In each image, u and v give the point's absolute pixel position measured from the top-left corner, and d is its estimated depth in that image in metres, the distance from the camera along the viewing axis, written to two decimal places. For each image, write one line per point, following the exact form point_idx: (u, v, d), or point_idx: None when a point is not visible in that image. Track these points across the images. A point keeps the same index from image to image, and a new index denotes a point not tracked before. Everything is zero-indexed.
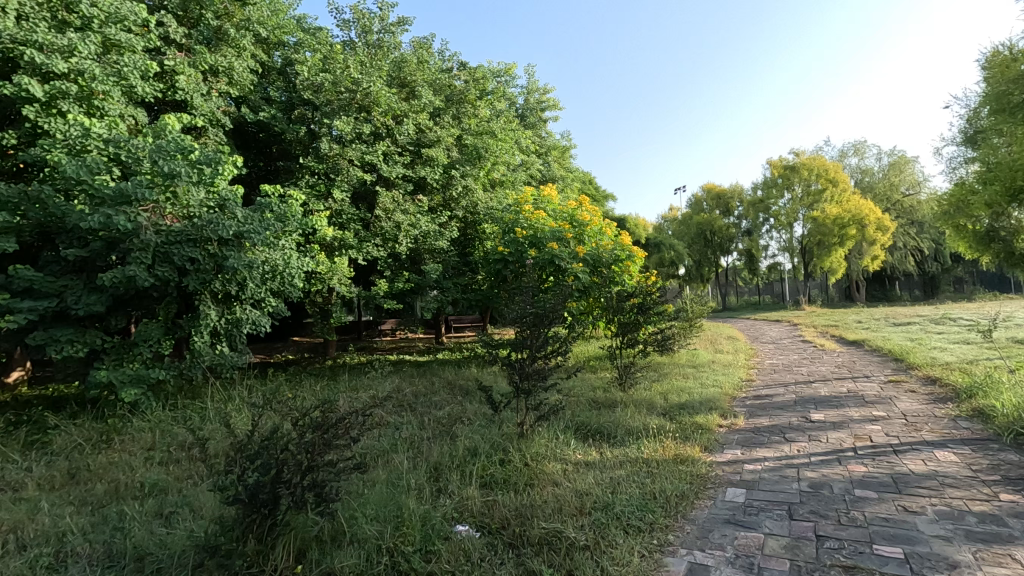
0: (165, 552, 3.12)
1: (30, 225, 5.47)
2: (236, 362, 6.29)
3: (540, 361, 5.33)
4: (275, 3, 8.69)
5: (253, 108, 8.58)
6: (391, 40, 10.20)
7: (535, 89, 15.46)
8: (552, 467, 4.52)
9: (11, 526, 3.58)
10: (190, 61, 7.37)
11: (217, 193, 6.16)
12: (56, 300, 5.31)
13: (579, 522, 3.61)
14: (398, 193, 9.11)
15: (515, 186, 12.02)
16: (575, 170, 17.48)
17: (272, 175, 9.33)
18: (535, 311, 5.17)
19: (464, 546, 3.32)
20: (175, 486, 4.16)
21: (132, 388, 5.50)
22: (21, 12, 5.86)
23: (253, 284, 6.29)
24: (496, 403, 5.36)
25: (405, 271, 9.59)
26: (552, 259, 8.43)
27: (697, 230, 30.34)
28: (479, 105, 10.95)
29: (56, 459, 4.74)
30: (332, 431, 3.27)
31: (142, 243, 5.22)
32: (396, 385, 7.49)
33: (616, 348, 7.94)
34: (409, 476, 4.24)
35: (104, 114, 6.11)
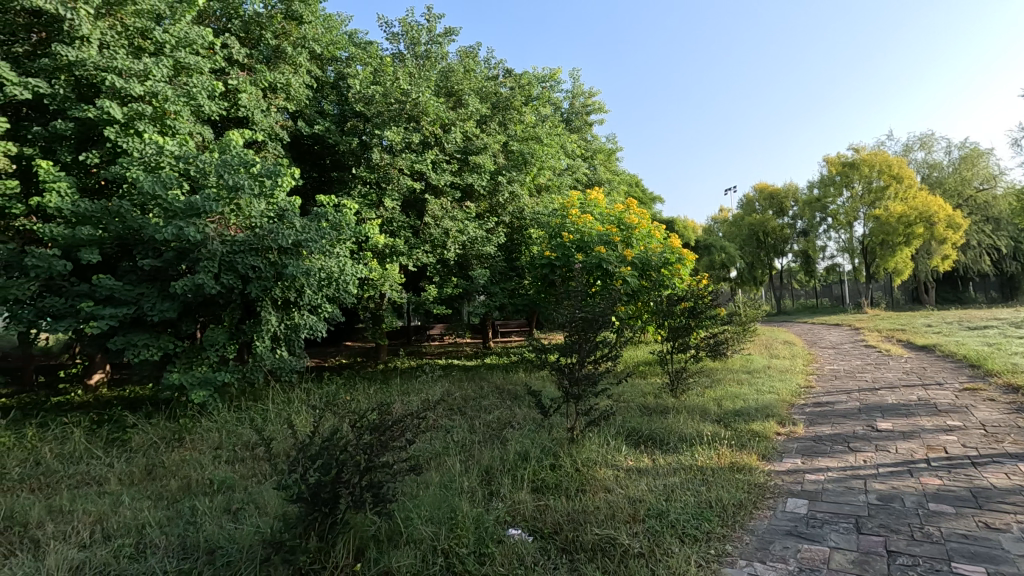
0: (234, 546, 3.28)
1: (111, 238, 5.88)
2: (295, 366, 6.55)
3: (590, 367, 5.29)
4: (328, 21, 9.03)
5: (309, 122, 8.93)
6: (439, 50, 10.41)
7: (581, 93, 15.35)
8: (604, 473, 4.48)
9: (97, 518, 3.85)
10: (251, 80, 7.77)
11: (276, 205, 6.44)
12: (133, 307, 5.69)
13: (633, 529, 3.57)
14: (447, 200, 9.27)
15: (561, 190, 12.00)
16: (621, 173, 17.30)
17: (325, 185, 9.69)
18: (584, 316, 5.15)
19: (518, 550, 3.34)
20: (241, 484, 4.37)
21: (200, 390, 5.81)
22: (104, 41, 6.36)
23: (310, 290, 6.53)
24: (546, 408, 5.37)
25: (453, 277, 9.74)
26: (600, 263, 8.39)
27: (749, 231, 29.42)
28: (525, 110, 11.03)
29: (134, 456, 5.06)
30: (388, 433, 3.38)
31: (209, 252, 5.52)
32: (446, 389, 7.60)
33: (667, 353, 7.79)
34: (462, 478, 4.31)
35: (175, 132, 6.52)
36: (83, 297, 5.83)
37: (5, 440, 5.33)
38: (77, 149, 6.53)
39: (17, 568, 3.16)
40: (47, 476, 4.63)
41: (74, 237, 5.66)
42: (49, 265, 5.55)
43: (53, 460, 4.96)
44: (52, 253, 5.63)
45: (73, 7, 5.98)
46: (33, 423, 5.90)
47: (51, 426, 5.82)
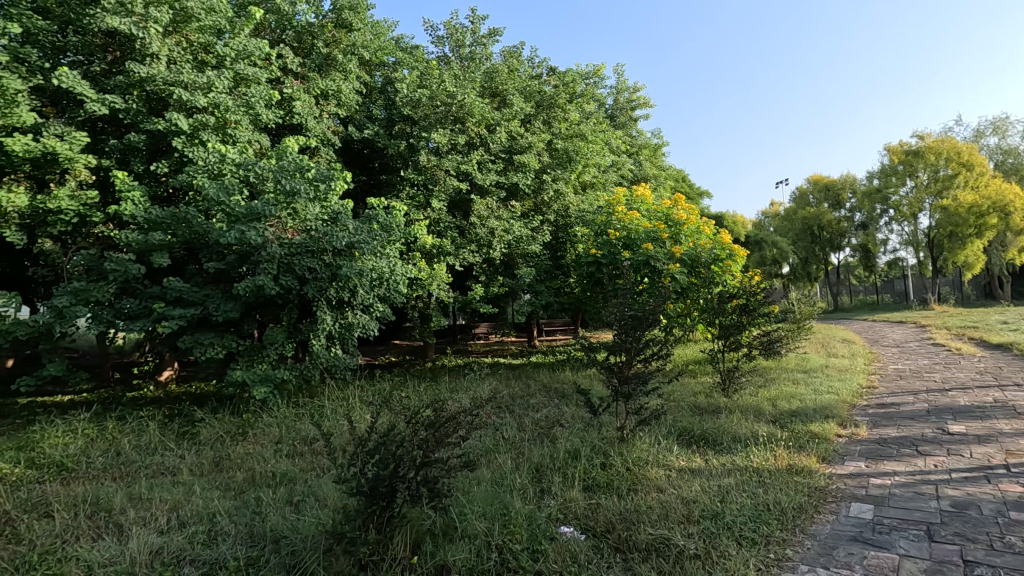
0: (297, 536, 3.42)
1: (179, 242, 6.24)
2: (349, 364, 6.75)
3: (639, 365, 5.21)
4: (376, 27, 9.26)
5: (358, 127, 9.18)
6: (483, 51, 10.48)
7: (626, 88, 15.07)
8: (655, 472, 4.43)
9: (172, 505, 4.10)
10: (305, 88, 8.07)
11: (330, 208, 6.64)
12: (199, 308, 6.00)
13: (688, 531, 3.51)
14: (493, 200, 9.34)
15: (606, 187, 11.87)
16: (667, 169, 16.97)
17: (376, 187, 9.79)
18: (634, 313, 5.08)
19: (571, 547, 3.34)
20: (301, 477, 4.55)
21: (262, 387, 6.08)
22: (171, 57, 6.76)
23: (363, 290, 6.71)
24: (595, 407, 5.34)
25: (499, 276, 9.81)
26: (647, 260, 8.29)
27: (803, 225, 28.31)
28: (569, 108, 10.98)
29: (202, 449, 5.35)
30: (443, 429, 3.45)
31: (269, 255, 5.76)
32: (493, 387, 7.66)
33: (718, 351, 7.60)
34: (513, 475, 4.35)
35: (235, 141, 6.85)
36: (155, 298, 6.21)
37: (89, 432, 5.74)
38: (148, 159, 6.95)
39: (105, 550, 3.41)
40: (127, 466, 4.96)
41: (146, 243, 6.04)
42: (125, 269, 5.96)
43: (131, 451, 5.31)
44: (127, 257, 6.05)
45: (144, 26, 6.38)
46: (112, 416, 6.33)
47: (129, 419, 6.23)
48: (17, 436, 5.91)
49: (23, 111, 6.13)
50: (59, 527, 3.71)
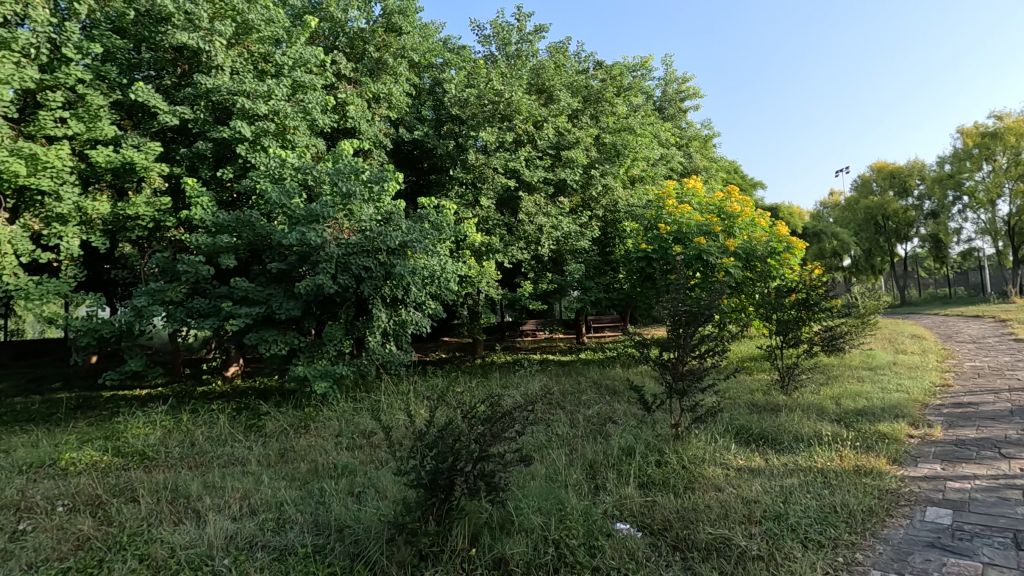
0: (360, 526, 3.55)
1: (244, 244, 6.57)
2: (404, 360, 6.91)
3: (694, 361, 5.08)
4: (424, 29, 9.42)
5: (408, 128, 9.38)
6: (529, 48, 10.47)
7: (675, 79, 14.69)
8: (713, 471, 4.34)
9: (243, 493, 4.32)
10: (357, 92, 8.34)
11: (384, 208, 6.82)
12: (264, 306, 6.29)
13: (750, 531, 3.42)
14: (541, 197, 9.34)
15: (656, 181, 11.67)
16: (718, 160, 16.49)
17: (425, 187, 9.95)
18: (689, 309, 4.97)
19: (628, 544, 3.31)
20: (361, 469, 4.71)
21: (322, 382, 6.32)
22: (235, 68, 7.13)
23: (416, 288, 6.85)
24: (649, 403, 5.26)
25: (548, 273, 9.83)
26: (700, 255, 8.09)
27: (865, 215, 26.89)
28: (617, 101, 10.84)
29: (268, 441, 5.61)
30: (499, 424, 3.48)
31: (327, 255, 5.97)
32: (543, 383, 7.67)
33: (776, 348, 7.34)
34: (567, 471, 4.35)
35: (294, 146, 7.14)
36: (223, 298, 6.56)
37: (166, 423, 6.13)
38: (215, 166, 7.34)
39: (185, 534, 3.63)
40: (201, 456, 5.26)
41: (214, 245, 6.39)
42: (196, 270, 6.31)
43: (204, 442, 5.63)
44: (197, 259, 6.41)
45: (210, 40, 6.77)
46: (186, 409, 6.74)
47: (201, 412, 6.61)
48: (104, 426, 6.38)
49: (105, 125, 6.61)
50: (144, 511, 3.99)
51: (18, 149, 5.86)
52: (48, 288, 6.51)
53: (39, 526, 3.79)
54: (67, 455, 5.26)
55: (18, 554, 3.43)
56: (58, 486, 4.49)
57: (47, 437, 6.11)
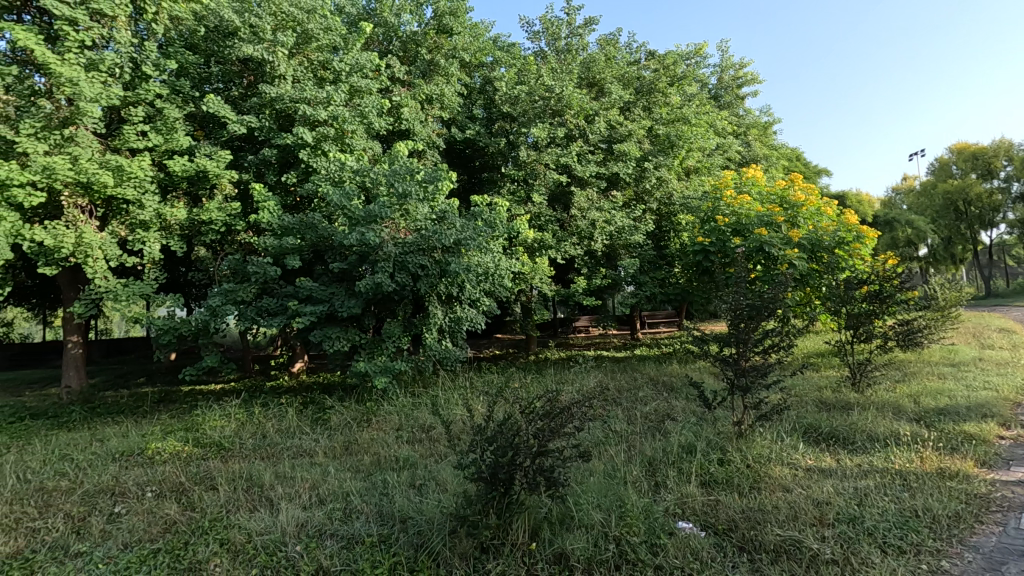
0: (423, 517, 3.63)
1: (307, 245, 6.85)
2: (460, 357, 7.02)
3: (758, 357, 4.89)
4: (475, 29, 9.51)
5: (460, 128, 9.51)
6: (579, 42, 10.37)
7: (731, 65, 14.14)
8: (780, 470, 4.17)
9: (312, 483, 4.52)
10: (411, 94, 8.54)
11: (438, 207, 6.94)
12: (326, 305, 6.54)
13: (822, 533, 3.27)
14: (593, 191, 9.23)
15: (713, 172, 11.32)
16: (780, 148, 15.79)
17: (477, 185, 10.07)
18: (751, 302, 4.77)
19: (691, 543, 3.24)
20: (422, 462, 4.83)
21: (382, 377, 6.52)
22: (296, 77, 7.44)
23: (470, 285, 6.93)
24: (710, 400, 5.11)
25: (602, 268, 9.75)
26: (761, 247, 7.80)
27: (944, 201, 25.05)
28: (670, 91, 10.57)
29: (334, 434, 5.83)
30: (558, 419, 3.47)
31: (385, 254, 6.14)
32: (599, 380, 7.60)
33: (846, 343, 6.99)
34: (626, 468, 4.29)
35: (352, 149, 7.39)
36: (289, 297, 6.88)
37: (240, 416, 6.50)
38: (279, 171, 7.70)
39: (260, 520, 3.83)
40: (272, 447, 5.53)
41: (281, 246, 6.71)
42: (264, 271, 6.64)
43: (274, 434, 5.92)
44: (266, 261, 6.74)
45: (273, 51, 7.10)
46: (258, 403, 7.12)
47: (271, 406, 6.96)
48: (184, 418, 6.83)
49: (180, 136, 7.05)
50: (223, 498, 4.24)
51: (107, 162, 6.34)
52: (134, 290, 7.03)
53: (133, 509, 4.11)
54: (153, 444, 5.67)
55: (115, 534, 3.73)
56: (147, 473, 4.85)
57: (136, 428, 6.60)
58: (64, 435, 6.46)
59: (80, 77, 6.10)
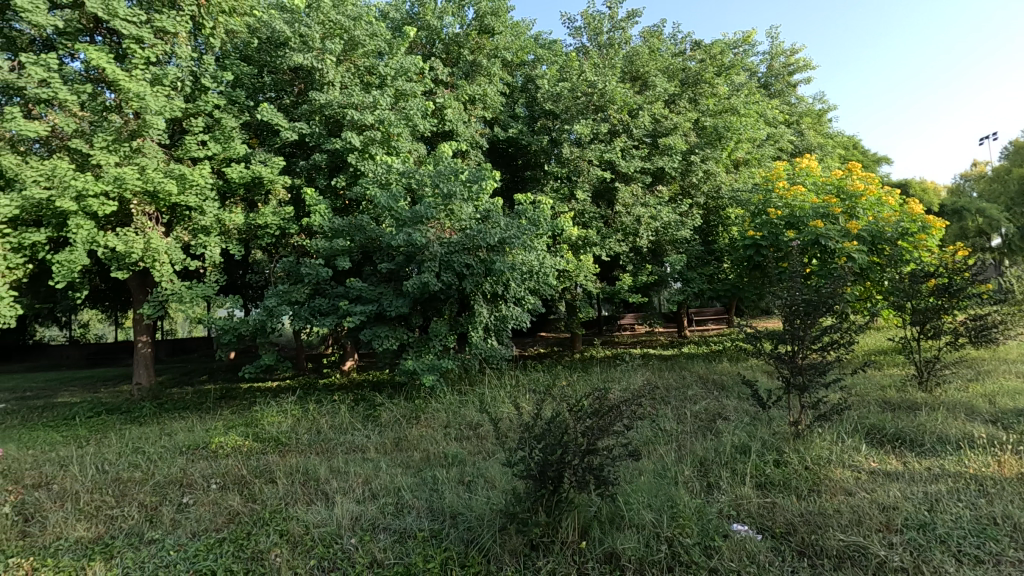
0: (472, 514, 3.67)
1: (357, 247, 7.06)
2: (505, 355, 7.06)
3: (816, 354, 4.67)
4: (516, 28, 9.54)
5: (503, 127, 9.58)
6: (621, 36, 10.23)
7: (782, 51, 13.59)
8: (841, 473, 3.99)
9: (365, 478, 4.64)
10: (454, 95, 8.65)
11: (482, 207, 6.99)
12: (375, 304, 6.72)
13: (889, 539, 3.11)
14: (638, 186, 9.09)
15: (763, 163, 10.95)
16: (835, 137, 15.09)
17: (520, 184, 10.09)
18: (808, 297, 4.55)
19: (748, 546, 3.14)
20: (470, 459, 4.88)
21: (429, 375, 6.64)
22: (344, 83, 7.66)
23: (515, 284, 6.94)
24: (764, 399, 4.94)
25: (647, 264, 9.61)
26: (817, 240, 7.49)
27: (1020, 187, 23.29)
28: (718, 82, 10.27)
29: (384, 430, 5.97)
30: (607, 417, 3.42)
31: (431, 254, 6.23)
32: (647, 378, 7.47)
33: (912, 340, 6.63)
34: (677, 468, 4.21)
35: (399, 152, 7.55)
36: (340, 297, 7.09)
37: (295, 412, 6.75)
38: (329, 176, 7.96)
39: (317, 513, 3.96)
40: (326, 442, 5.72)
41: (332, 248, 6.93)
42: (317, 272, 6.89)
43: (328, 430, 6.11)
44: (318, 262, 6.98)
45: (322, 58, 7.33)
46: (312, 400, 7.37)
47: (325, 403, 7.21)
48: (244, 414, 7.15)
49: (237, 144, 7.38)
50: (282, 491, 4.41)
51: (171, 171, 6.71)
52: (197, 292, 7.41)
53: (199, 500, 4.33)
54: (217, 439, 5.96)
55: (184, 523, 3.94)
56: (212, 466, 5.10)
57: (201, 423, 6.96)
58: (136, 429, 6.87)
59: (145, 91, 6.46)
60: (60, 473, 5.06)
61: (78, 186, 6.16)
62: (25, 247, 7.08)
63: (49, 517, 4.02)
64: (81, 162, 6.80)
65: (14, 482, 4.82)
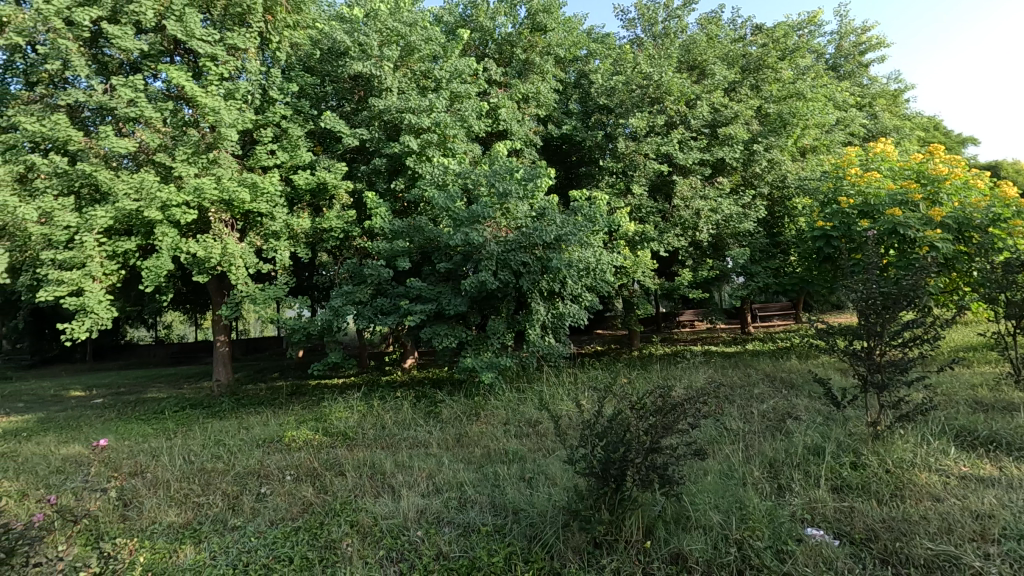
0: (534, 510, 3.70)
1: (416, 247, 7.25)
2: (562, 352, 7.05)
3: (896, 351, 4.37)
4: (568, 24, 9.50)
5: (556, 124, 9.57)
6: (677, 24, 9.98)
7: (852, 29, 12.82)
8: (928, 477, 3.74)
9: (429, 472, 4.76)
10: (508, 95, 8.71)
11: (538, 204, 6.99)
12: (435, 303, 6.89)
13: (985, 550, 2.88)
14: (696, 179, 8.84)
15: (833, 149, 10.39)
16: (914, 118, 14.10)
17: (575, 180, 10.06)
18: (886, 291, 4.26)
19: (824, 552, 3.00)
20: (530, 455, 4.91)
21: (488, 372, 6.73)
22: (401, 88, 7.87)
23: (572, 281, 6.91)
24: (838, 398, 4.69)
25: (708, 259, 9.36)
26: (894, 229, 7.03)
27: None
28: (782, 66, 9.83)
29: (446, 426, 6.10)
30: (671, 415, 3.34)
31: (488, 253, 6.29)
32: (709, 376, 7.26)
33: (1007, 335, 6.11)
34: (745, 468, 4.07)
35: (455, 153, 7.69)
36: (401, 297, 7.31)
37: (361, 408, 7.01)
38: (389, 179, 8.20)
39: (384, 505, 4.10)
40: (390, 437, 5.91)
41: (393, 249, 7.14)
42: (379, 272, 7.13)
43: (392, 425, 6.31)
44: (380, 263, 7.22)
45: (381, 65, 7.57)
46: (376, 396, 7.64)
47: (388, 399, 7.45)
48: (314, 409, 7.50)
49: (303, 152, 7.77)
50: (351, 483, 4.60)
51: (244, 180, 7.12)
52: (269, 294, 7.84)
53: (276, 490, 4.58)
54: (290, 433, 6.28)
55: (263, 511, 4.18)
56: (287, 458, 5.39)
57: (275, 417, 7.35)
58: (217, 423, 7.35)
59: (220, 105, 6.88)
60: (152, 463, 5.48)
61: (163, 197, 6.64)
62: (118, 254, 7.71)
63: (144, 503, 4.36)
64: (165, 174, 7.32)
65: (115, 470, 5.26)
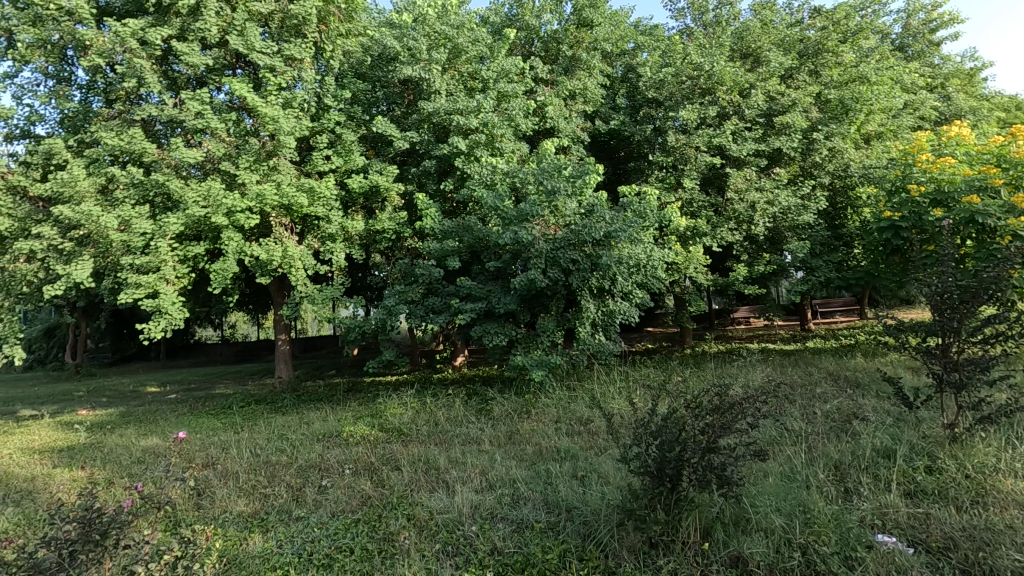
0: (587, 508, 3.68)
1: (465, 247, 7.36)
2: (613, 350, 6.97)
3: (975, 349, 4.08)
4: (615, 17, 9.39)
5: (604, 119, 9.46)
6: (729, 11, 9.67)
7: (920, 6, 12.04)
8: (1013, 483, 3.47)
9: (482, 468, 4.82)
10: (555, 92, 8.68)
11: (586, 201, 6.93)
12: (485, 302, 6.97)
13: None
14: (752, 170, 8.54)
15: (901, 135, 9.79)
16: (992, 98, 13.12)
17: (623, 176, 9.93)
18: (964, 284, 3.96)
19: (897, 560, 2.84)
20: (582, 454, 4.89)
21: (538, 370, 6.75)
22: (449, 90, 7.99)
23: (622, 278, 6.81)
24: (910, 398, 4.42)
25: (764, 254, 9.05)
26: (972, 217, 6.55)
27: None
28: (842, 49, 9.35)
29: (497, 424, 6.16)
30: (729, 414, 3.23)
31: (536, 251, 6.30)
32: (768, 374, 7.00)
33: None
34: (809, 471, 3.90)
35: (502, 152, 7.73)
36: (451, 296, 7.43)
37: (414, 405, 7.17)
38: (438, 180, 8.33)
39: (439, 500, 4.19)
40: (443, 434, 6.02)
41: (443, 249, 7.26)
42: (430, 272, 7.26)
43: (445, 422, 6.43)
44: (430, 263, 7.35)
45: (429, 69, 7.72)
46: (429, 394, 7.80)
47: (441, 396, 7.59)
48: (370, 406, 7.73)
49: (356, 156, 8.03)
50: (407, 478, 4.71)
51: (302, 185, 7.42)
52: (327, 294, 8.15)
53: (336, 483, 4.76)
54: (348, 428, 6.50)
55: (325, 503, 4.35)
56: (346, 452, 5.59)
57: (333, 413, 7.63)
58: (280, 418, 7.70)
59: (279, 114, 7.18)
60: (222, 455, 5.79)
61: (229, 204, 7.01)
62: (189, 258, 8.18)
63: (217, 493, 4.63)
64: (229, 182, 7.71)
65: (189, 461, 5.61)
